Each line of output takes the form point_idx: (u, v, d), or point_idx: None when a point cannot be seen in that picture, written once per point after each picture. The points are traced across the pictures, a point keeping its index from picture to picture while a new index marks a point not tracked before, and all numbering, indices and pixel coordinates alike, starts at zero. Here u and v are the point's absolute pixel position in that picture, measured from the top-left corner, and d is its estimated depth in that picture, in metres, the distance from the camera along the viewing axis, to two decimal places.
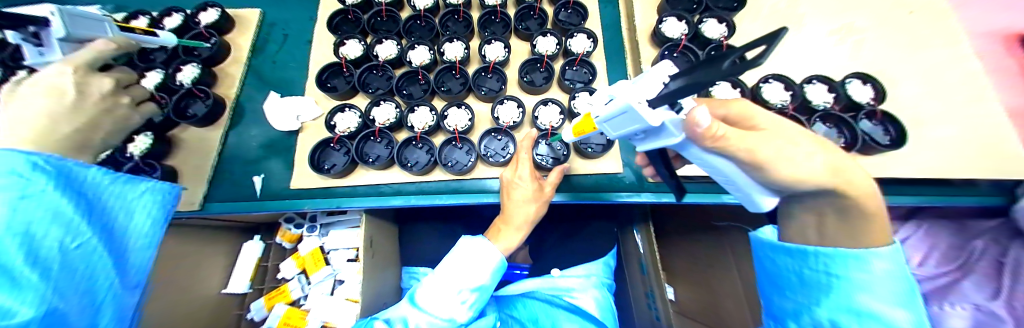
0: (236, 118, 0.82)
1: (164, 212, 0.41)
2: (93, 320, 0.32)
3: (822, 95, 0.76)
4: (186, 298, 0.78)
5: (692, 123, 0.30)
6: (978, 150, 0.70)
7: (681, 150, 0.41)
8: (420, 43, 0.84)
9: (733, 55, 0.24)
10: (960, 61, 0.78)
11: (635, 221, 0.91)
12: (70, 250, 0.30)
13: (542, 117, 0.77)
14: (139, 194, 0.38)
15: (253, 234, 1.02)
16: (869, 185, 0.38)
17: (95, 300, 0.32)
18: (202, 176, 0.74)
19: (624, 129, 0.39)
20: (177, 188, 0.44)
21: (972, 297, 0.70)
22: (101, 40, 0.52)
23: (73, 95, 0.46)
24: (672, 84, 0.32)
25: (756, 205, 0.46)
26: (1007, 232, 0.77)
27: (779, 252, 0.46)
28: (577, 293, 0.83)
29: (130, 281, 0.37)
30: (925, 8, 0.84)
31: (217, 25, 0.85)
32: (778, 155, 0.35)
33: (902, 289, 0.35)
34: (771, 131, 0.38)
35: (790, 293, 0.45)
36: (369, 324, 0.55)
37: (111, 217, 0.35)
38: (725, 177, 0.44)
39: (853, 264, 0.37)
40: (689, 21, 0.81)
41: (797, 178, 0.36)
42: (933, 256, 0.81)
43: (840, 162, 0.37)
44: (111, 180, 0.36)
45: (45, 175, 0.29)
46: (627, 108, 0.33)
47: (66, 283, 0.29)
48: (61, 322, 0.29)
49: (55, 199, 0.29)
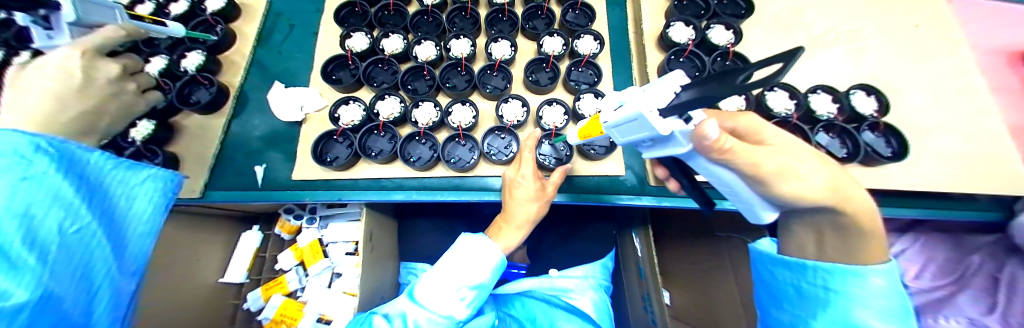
0: (239, 107, 0.82)
1: (165, 200, 0.40)
2: (87, 307, 0.32)
3: (826, 106, 0.76)
4: (183, 286, 0.78)
5: (700, 135, 0.30)
6: (978, 165, 0.71)
7: (687, 160, 0.41)
8: (426, 38, 0.83)
9: (747, 71, 0.26)
10: (961, 77, 0.78)
11: (635, 224, 0.89)
12: (69, 233, 0.30)
13: (546, 117, 0.77)
14: (141, 180, 0.38)
15: (252, 224, 1.02)
16: (869, 205, 0.39)
17: (91, 286, 0.32)
18: (203, 165, 0.73)
19: (633, 135, 0.39)
20: (179, 176, 0.43)
21: (966, 311, 0.78)
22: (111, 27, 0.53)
23: (81, 79, 0.45)
24: (682, 95, 0.34)
25: (759, 216, 0.45)
26: (1001, 247, 0.81)
27: (778, 265, 0.46)
28: (574, 294, 0.87)
29: (127, 268, 0.36)
30: (929, 22, 0.85)
31: (223, 12, 0.84)
32: (782, 169, 0.35)
33: (898, 306, 0.36)
34: (778, 145, 0.38)
35: (788, 306, 0.45)
36: (368, 318, 0.55)
37: (111, 202, 0.34)
38: (728, 188, 0.44)
39: (852, 280, 0.38)
40: (696, 27, 0.81)
41: (800, 195, 0.37)
42: (929, 269, 0.87)
43: (845, 181, 0.38)
44: (113, 165, 0.35)
45: (48, 157, 0.29)
46: (637, 116, 0.33)
47: (61, 267, 0.29)
48: (54, 307, 0.28)
49: (57, 181, 0.29)
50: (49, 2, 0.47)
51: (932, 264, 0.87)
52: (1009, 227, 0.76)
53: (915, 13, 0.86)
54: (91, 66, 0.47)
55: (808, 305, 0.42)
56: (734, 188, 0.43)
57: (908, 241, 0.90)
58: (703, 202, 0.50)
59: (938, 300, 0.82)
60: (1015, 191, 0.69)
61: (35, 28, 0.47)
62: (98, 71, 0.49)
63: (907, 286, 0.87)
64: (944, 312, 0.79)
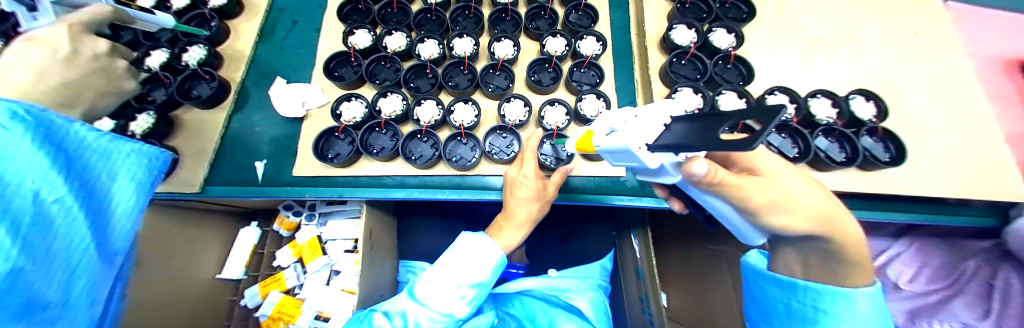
0: (240, 102, 0.82)
1: (150, 177, 0.39)
2: (66, 285, 0.30)
3: (825, 110, 0.77)
4: (179, 282, 0.77)
5: (689, 172, 0.31)
6: (972, 170, 0.72)
7: (686, 188, 0.42)
8: (430, 37, 0.83)
9: (732, 119, 0.24)
10: (959, 78, 0.80)
11: (633, 226, 0.90)
12: (46, 203, 0.28)
13: (548, 117, 0.77)
14: (124, 155, 0.36)
15: (250, 220, 1.01)
16: (859, 236, 0.39)
17: (71, 265, 0.30)
18: (201, 160, 0.73)
19: (625, 161, 0.39)
20: (166, 153, 0.43)
21: (961, 316, 0.80)
22: (95, 4, 0.53)
23: (67, 51, 0.45)
24: (675, 126, 0.32)
25: (749, 239, 0.47)
26: (997, 253, 0.82)
27: (769, 283, 0.48)
28: (572, 294, 0.80)
29: (110, 246, 0.34)
30: (928, 29, 0.86)
31: (224, 9, 0.84)
32: (774, 200, 0.37)
33: (878, 323, 0.40)
34: (771, 177, 0.39)
35: (777, 322, 0.49)
36: (368, 316, 0.55)
37: (92, 176, 0.33)
38: (722, 216, 0.44)
39: (840, 302, 0.41)
40: (699, 30, 0.81)
41: (789, 226, 0.39)
42: (924, 274, 0.88)
43: (836, 212, 0.39)
44: (96, 137, 0.34)
45: (23, 126, 0.28)
46: (626, 149, 0.34)
47: (35, 239, 0.27)
48: (26, 284, 0.26)
49: (30, 150, 0.27)
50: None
51: (927, 268, 0.88)
52: (1003, 233, 0.77)
53: (914, 20, 0.87)
54: (76, 47, 0.47)
55: (797, 321, 0.46)
56: (728, 216, 0.43)
57: (904, 245, 0.91)
58: (706, 219, 0.52)
59: (931, 305, 0.84)
60: (1011, 197, 0.70)
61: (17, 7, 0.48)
62: (82, 53, 0.48)
63: (903, 289, 0.88)
64: (938, 317, 0.82)
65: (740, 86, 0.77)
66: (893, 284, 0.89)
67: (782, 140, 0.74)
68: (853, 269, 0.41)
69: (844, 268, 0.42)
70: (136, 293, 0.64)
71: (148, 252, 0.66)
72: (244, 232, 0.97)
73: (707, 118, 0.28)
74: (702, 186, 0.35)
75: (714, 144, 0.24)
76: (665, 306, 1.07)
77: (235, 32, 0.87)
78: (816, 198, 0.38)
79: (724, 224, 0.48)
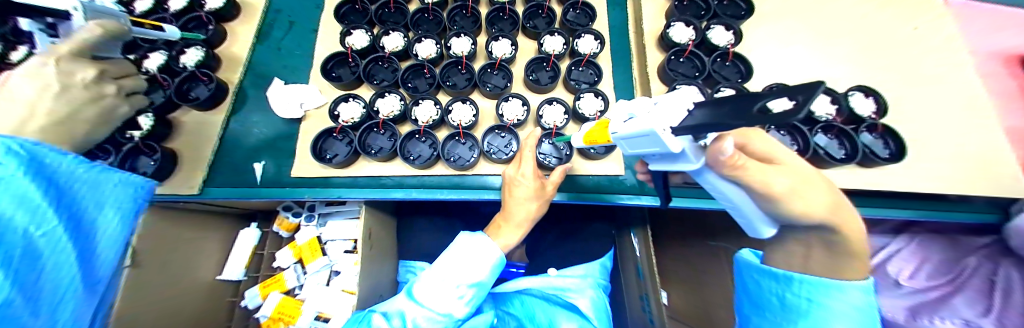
0: (238, 103, 0.81)
1: (135, 205, 0.39)
2: (52, 316, 0.30)
3: (824, 107, 0.77)
4: (179, 285, 0.76)
5: (718, 150, 0.34)
6: (977, 166, 0.71)
7: (696, 176, 0.43)
8: (427, 36, 0.83)
9: (766, 99, 0.24)
10: (959, 73, 0.80)
11: (634, 225, 0.91)
12: (35, 237, 0.28)
13: (547, 116, 0.77)
14: (113, 185, 0.36)
15: (250, 221, 1.01)
16: (861, 229, 0.41)
17: (56, 296, 0.30)
18: (200, 162, 0.72)
19: (642, 148, 0.40)
20: (150, 183, 0.42)
21: (961, 312, 0.77)
22: (91, 23, 0.51)
23: (58, 86, 0.45)
24: (697, 112, 0.33)
25: (759, 231, 0.47)
26: (997, 249, 0.83)
27: (764, 275, 0.48)
28: (573, 293, 0.81)
29: (93, 275, 0.35)
30: (928, 24, 0.85)
31: (220, 11, 0.83)
32: (791, 190, 0.38)
33: (864, 319, 0.41)
34: (789, 165, 0.40)
35: (768, 314, 0.48)
36: (366, 317, 0.55)
37: (80, 208, 0.32)
38: (732, 204, 0.45)
39: (834, 294, 0.41)
40: (696, 27, 0.81)
41: (807, 213, 0.39)
42: (924, 269, 0.88)
43: (841, 202, 0.40)
44: (85, 169, 0.33)
45: (16, 160, 0.27)
46: (649, 133, 0.34)
47: (25, 275, 0.27)
48: (17, 317, 0.26)
49: (26, 185, 0.27)
50: (60, 12, 0.50)
51: (927, 264, 0.89)
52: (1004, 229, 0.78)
53: (914, 16, 0.87)
54: (64, 83, 0.46)
55: (790, 315, 0.45)
56: (739, 206, 0.44)
57: (903, 241, 0.93)
58: (673, 200, 0.51)
59: (932, 303, 0.82)
60: (1010, 194, 0.70)
61: (31, 25, 0.48)
62: (77, 75, 0.48)
63: (903, 285, 0.88)
64: (940, 313, 0.79)
65: (739, 83, 0.77)
66: (892, 280, 0.90)
67: (781, 136, 0.74)
68: (855, 268, 0.42)
69: (850, 263, 0.42)
70: (138, 298, 0.64)
71: (149, 253, 0.66)
72: (245, 232, 0.97)
73: (736, 101, 0.29)
74: (724, 171, 0.38)
75: (742, 125, 0.24)
76: (665, 304, 1.07)
77: (231, 34, 0.86)
78: (828, 191, 0.39)
79: (733, 217, 0.49)
